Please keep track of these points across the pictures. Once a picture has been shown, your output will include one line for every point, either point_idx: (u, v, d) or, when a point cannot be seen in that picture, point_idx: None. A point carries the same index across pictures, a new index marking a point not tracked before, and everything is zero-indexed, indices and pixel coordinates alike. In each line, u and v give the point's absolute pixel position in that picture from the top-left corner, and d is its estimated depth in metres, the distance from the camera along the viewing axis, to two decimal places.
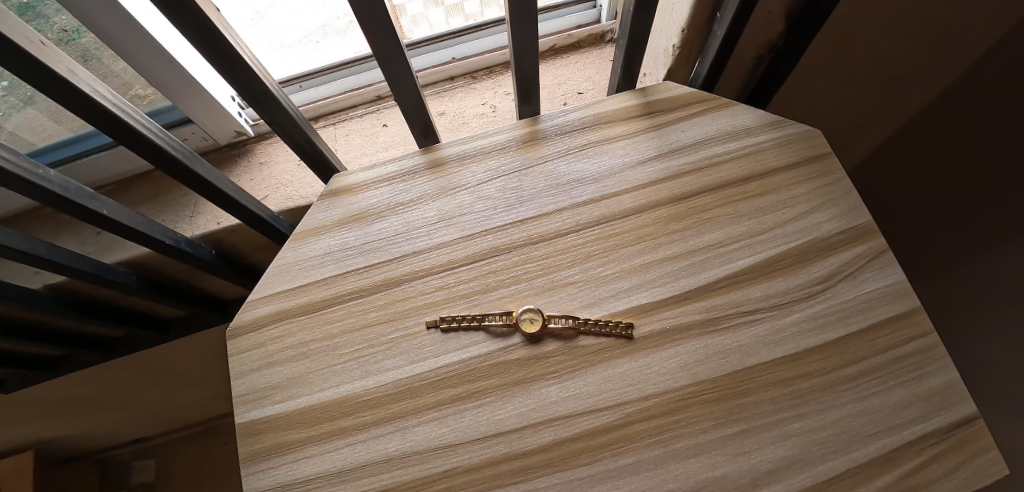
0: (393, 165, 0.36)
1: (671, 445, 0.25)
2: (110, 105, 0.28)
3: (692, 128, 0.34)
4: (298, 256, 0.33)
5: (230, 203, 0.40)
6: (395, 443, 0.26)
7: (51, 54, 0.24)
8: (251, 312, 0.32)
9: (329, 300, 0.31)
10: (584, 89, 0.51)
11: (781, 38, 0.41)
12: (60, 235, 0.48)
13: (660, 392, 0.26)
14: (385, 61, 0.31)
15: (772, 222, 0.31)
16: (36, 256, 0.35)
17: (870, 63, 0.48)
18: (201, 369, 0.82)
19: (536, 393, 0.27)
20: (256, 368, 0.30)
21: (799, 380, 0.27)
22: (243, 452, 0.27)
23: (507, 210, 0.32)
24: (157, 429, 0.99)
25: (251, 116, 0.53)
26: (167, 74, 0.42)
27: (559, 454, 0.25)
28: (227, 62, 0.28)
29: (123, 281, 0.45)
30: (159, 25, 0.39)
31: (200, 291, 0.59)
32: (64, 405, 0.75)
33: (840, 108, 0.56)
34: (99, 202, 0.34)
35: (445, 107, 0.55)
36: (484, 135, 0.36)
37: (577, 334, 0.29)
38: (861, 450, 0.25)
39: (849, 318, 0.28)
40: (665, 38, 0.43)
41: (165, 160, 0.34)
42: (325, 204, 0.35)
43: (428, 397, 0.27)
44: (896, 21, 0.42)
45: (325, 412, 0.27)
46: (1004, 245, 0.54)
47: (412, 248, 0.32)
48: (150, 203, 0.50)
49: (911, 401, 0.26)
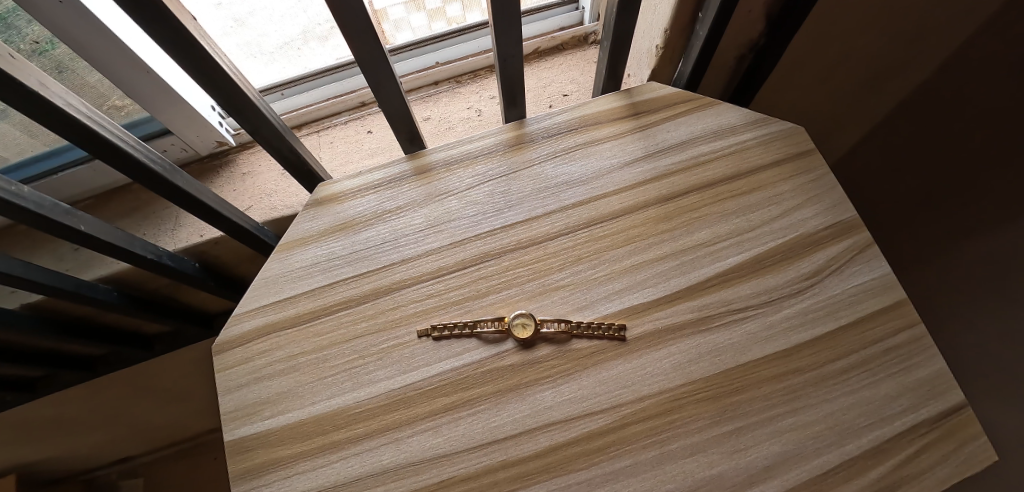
0: (378, 172, 0.36)
1: (667, 446, 0.25)
2: (85, 118, 0.27)
3: (678, 128, 0.35)
4: (284, 268, 0.32)
5: (213, 216, 0.39)
6: (389, 455, 0.26)
7: (22, 67, 0.23)
8: (236, 327, 0.31)
9: (317, 312, 0.30)
10: (569, 91, 0.51)
11: (762, 37, 0.42)
12: (37, 252, 0.47)
13: (654, 393, 0.26)
14: (367, 66, 0.30)
15: (760, 220, 0.31)
16: (13, 276, 0.34)
17: (848, 60, 0.49)
18: (189, 383, 0.80)
19: (530, 398, 0.27)
20: (243, 383, 0.29)
21: (791, 375, 0.27)
22: (233, 471, 0.26)
23: (495, 215, 0.32)
24: (146, 446, 0.97)
25: (232, 126, 0.52)
26: (143, 84, 0.41)
27: (556, 460, 0.25)
28: (207, 73, 0.27)
29: (105, 298, 0.44)
30: (135, 35, 0.38)
31: (184, 305, 0.58)
32: (46, 427, 0.72)
33: (822, 102, 0.56)
34: (75, 218, 0.33)
35: (429, 112, 0.55)
36: (469, 140, 0.36)
37: (569, 338, 0.28)
38: (854, 443, 0.25)
39: (838, 312, 0.28)
40: (647, 39, 0.43)
41: (143, 173, 0.33)
42: (311, 213, 0.34)
43: (422, 407, 0.27)
44: (870, 20, 0.43)
45: (317, 426, 0.27)
46: (991, 233, 0.55)
47: (401, 256, 0.32)
48: (130, 217, 0.49)
49: (901, 392, 0.27)
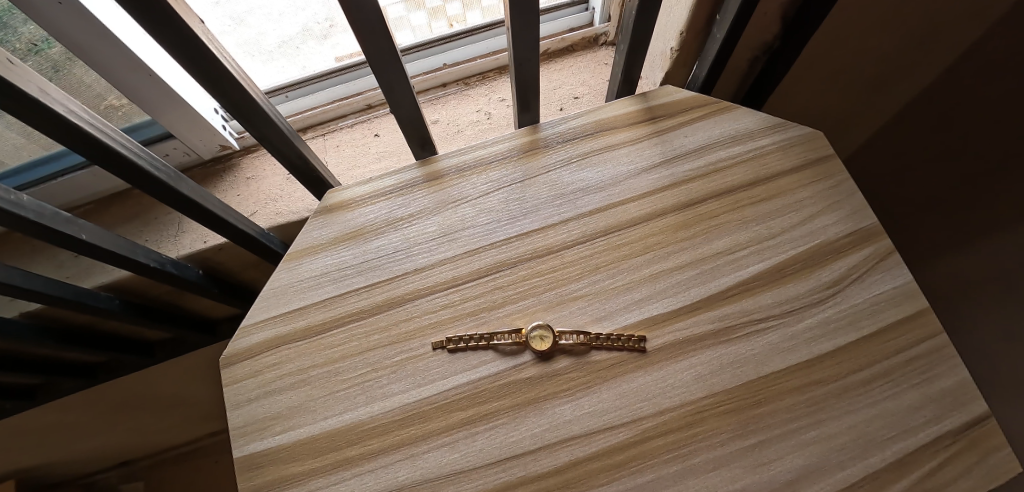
0: (389, 178, 0.35)
1: (690, 460, 0.24)
2: (85, 124, 0.26)
3: (695, 133, 0.34)
4: (293, 278, 0.32)
5: (218, 223, 0.39)
6: (404, 471, 0.25)
7: (20, 72, 0.22)
8: (245, 339, 0.30)
9: (328, 324, 0.30)
10: (580, 94, 0.50)
11: (777, 39, 0.41)
12: (35, 260, 0.46)
13: (675, 406, 0.26)
14: (378, 67, 0.29)
15: (780, 227, 0.30)
16: (12, 285, 0.33)
17: (860, 61, 0.48)
18: (190, 387, 0.79)
19: (549, 412, 0.26)
20: (253, 397, 0.28)
21: (814, 386, 0.26)
22: (244, 488, 0.26)
23: (510, 223, 0.31)
24: (146, 450, 0.96)
25: (235, 128, 0.51)
26: (144, 87, 0.40)
27: (577, 475, 0.25)
28: (213, 77, 0.26)
29: (106, 307, 0.43)
30: (136, 36, 0.37)
31: (187, 311, 0.57)
32: (44, 433, 0.71)
33: (831, 103, 0.56)
34: (76, 226, 0.32)
35: (438, 115, 0.54)
36: (482, 145, 0.35)
37: (588, 350, 0.28)
38: (877, 456, 0.25)
39: (860, 322, 0.28)
40: (661, 41, 0.42)
41: (147, 180, 0.32)
42: (320, 221, 0.34)
43: (438, 422, 0.26)
44: (883, 22, 0.43)
45: (330, 442, 0.26)
46: (1005, 233, 0.55)
47: (413, 265, 0.31)
48: (130, 222, 0.48)
49: (924, 403, 0.26)
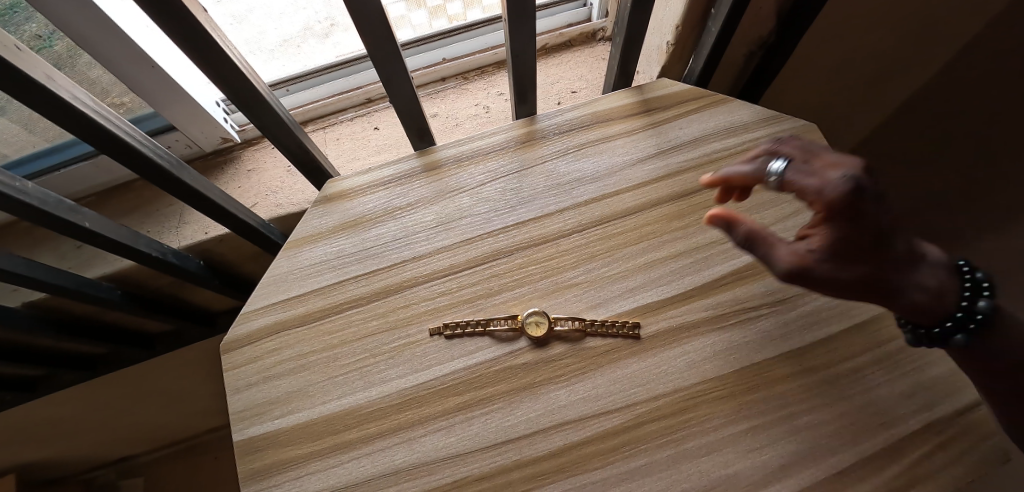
0: (388, 169, 0.35)
1: (683, 445, 0.25)
2: (90, 112, 0.27)
3: (690, 125, 0.34)
4: (293, 266, 0.32)
5: (219, 213, 0.39)
6: (400, 455, 0.25)
7: (27, 59, 0.23)
8: (245, 325, 0.30)
9: (327, 310, 0.30)
10: (578, 88, 0.51)
11: (772, 35, 0.42)
12: (37, 250, 0.46)
13: (669, 391, 0.26)
14: (379, 60, 0.30)
15: (773, 218, 0.31)
16: (15, 274, 0.33)
17: (855, 57, 0.49)
18: (189, 382, 0.80)
19: (545, 397, 0.26)
20: (252, 382, 0.29)
21: (806, 373, 0.27)
22: (243, 471, 0.26)
23: (507, 212, 0.32)
24: (145, 446, 0.96)
25: (237, 122, 0.51)
26: (147, 80, 0.40)
27: (572, 459, 0.25)
28: (217, 68, 0.27)
29: (107, 297, 0.43)
30: (140, 30, 0.38)
31: (187, 304, 0.57)
32: (44, 427, 0.71)
33: (829, 100, 0.56)
34: (80, 214, 0.32)
35: (437, 109, 0.54)
36: (480, 137, 0.36)
37: (583, 336, 0.28)
38: (869, 441, 0.25)
39: (850, 310, 0.28)
40: (657, 36, 0.43)
41: (150, 169, 0.32)
42: (320, 210, 0.34)
43: (435, 406, 0.26)
44: (878, 19, 0.43)
45: (328, 426, 0.26)
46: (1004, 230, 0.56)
47: (412, 253, 0.31)
48: (131, 214, 0.48)
49: (917, 390, 0.26)
